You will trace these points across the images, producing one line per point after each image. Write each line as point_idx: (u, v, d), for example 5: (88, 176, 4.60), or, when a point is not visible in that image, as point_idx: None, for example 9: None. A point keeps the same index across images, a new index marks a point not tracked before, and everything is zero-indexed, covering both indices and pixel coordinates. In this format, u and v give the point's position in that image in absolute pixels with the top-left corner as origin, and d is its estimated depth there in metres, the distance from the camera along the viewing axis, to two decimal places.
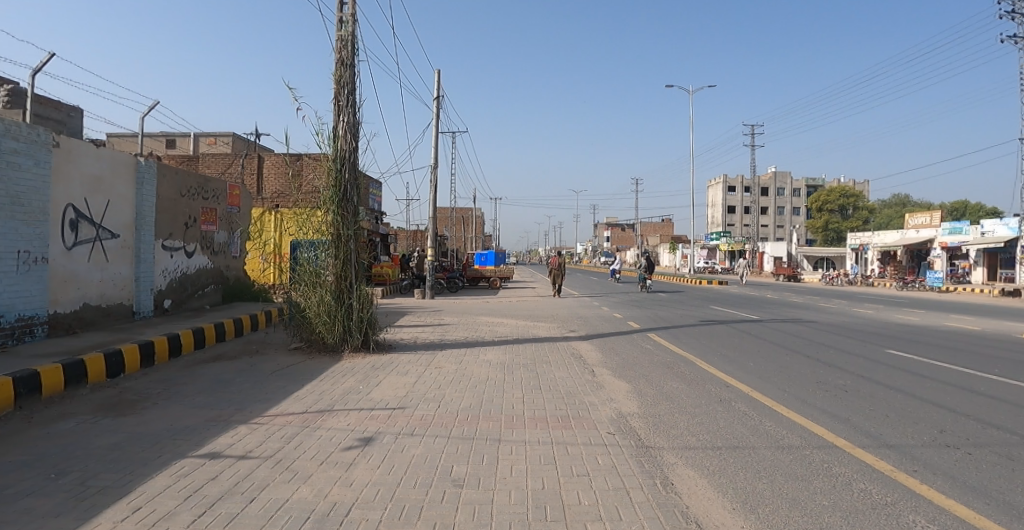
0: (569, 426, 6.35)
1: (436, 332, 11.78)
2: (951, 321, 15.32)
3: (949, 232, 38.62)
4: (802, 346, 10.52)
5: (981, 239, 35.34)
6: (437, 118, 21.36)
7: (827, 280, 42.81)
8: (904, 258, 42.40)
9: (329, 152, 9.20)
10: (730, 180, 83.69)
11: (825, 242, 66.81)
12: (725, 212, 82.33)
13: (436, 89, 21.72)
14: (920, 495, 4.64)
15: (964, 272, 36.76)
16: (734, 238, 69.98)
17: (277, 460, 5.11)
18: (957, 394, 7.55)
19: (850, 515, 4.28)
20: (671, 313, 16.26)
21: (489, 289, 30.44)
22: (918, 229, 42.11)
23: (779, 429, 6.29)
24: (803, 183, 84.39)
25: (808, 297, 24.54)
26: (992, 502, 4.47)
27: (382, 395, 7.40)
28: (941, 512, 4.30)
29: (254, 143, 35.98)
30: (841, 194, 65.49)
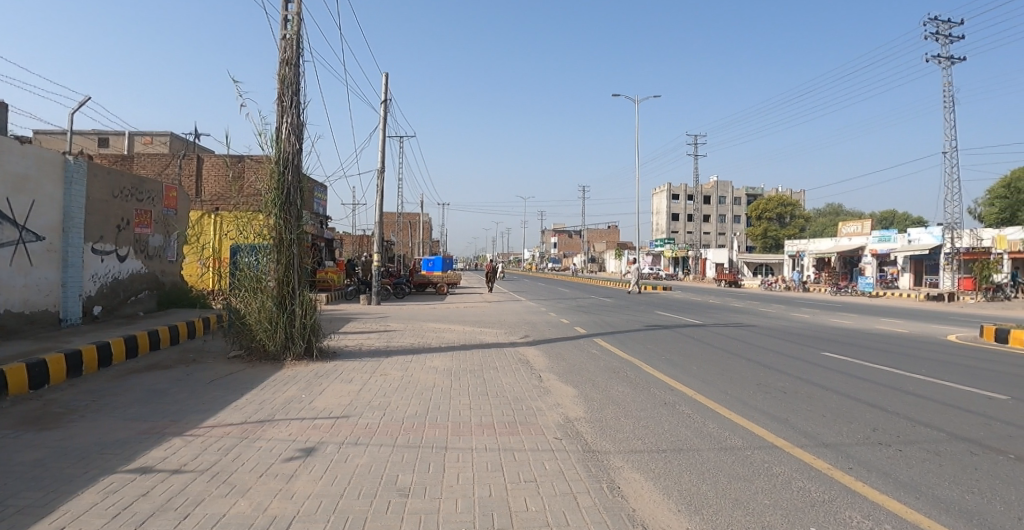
0: (516, 432, 6.33)
1: (381, 338, 11.59)
2: (880, 324, 16.08)
3: (879, 240, 40.61)
4: (742, 350, 10.81)
5: (909, 246, 37.42)
6: (385, 121, 21.05)
7: (766, 285, 44.38)
8: (837, 264, 44.28)
9: (270, 154, 8.91)
10: (673, 188, 85.95)
11: (764, 249, 69.31)
12: (669, 219, 84.32)
13: (384, 91, 21.38)
14: (855, 492, 4.83)
15: (892, 278, 38.74)
16: (677, 246, 71.75)
17: (214, 473, 4.89)
18: (888, 393, 7.92)
19: (790, 513, 4.41)
20: (616, 319, 16.51)
21: (435, 295, 30.05)
22: (850, 237, 43.98)
23: (721, 431, 6.44)
24: (741, 192, 87.62)
25: (747, 303, 25.28)
26: (922, 497, 4.71)
27: (326, 404, 7.21)
28: (874, 508, 4.50)
29: (191, 144, 34.76)
30: (779, 202, 67.78)
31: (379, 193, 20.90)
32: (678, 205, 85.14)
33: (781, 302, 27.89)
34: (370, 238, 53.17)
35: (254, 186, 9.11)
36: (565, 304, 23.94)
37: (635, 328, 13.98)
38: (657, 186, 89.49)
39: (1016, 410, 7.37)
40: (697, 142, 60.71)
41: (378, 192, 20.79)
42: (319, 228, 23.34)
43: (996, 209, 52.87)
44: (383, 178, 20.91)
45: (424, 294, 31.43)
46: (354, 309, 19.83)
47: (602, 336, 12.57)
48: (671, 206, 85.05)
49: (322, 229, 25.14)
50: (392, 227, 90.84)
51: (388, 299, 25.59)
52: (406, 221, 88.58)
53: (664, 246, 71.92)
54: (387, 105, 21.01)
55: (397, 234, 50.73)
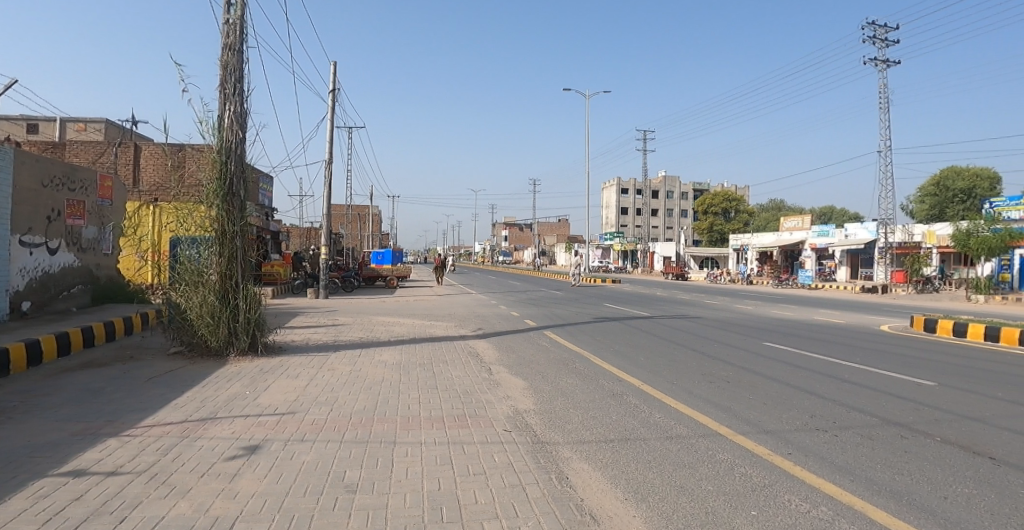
0: (465, 425, 6.32)
1: (329, 332, 11.38)
2: (817, 315, 16.78)
3: (819, 235, 42.42)
4: (689, 341, 11.07)
5: (846, 240, 39.22)
6: (333, 111, 20.62)
7: (712, 278, 45.61)
8: (779, 257, 45.90)
9: (212, 143, 8.61)
10: (623, 183, 87.33)
11: (710, 243, 71.28)
12: (620, 213, 85.70)
13: (332, 81, 20.94)
14: (794, 476, 5.01)
15: (830, 271, 40.49)
16: (626, 240, 73.03)
17: (153, 475, 4.70)
18: (825, 381, 8.26)
19: (733, 498, 4.54)
20: (566, 312, 16.69)
21: (385, 288, 29.70)
22: (791, 232, 45.72)
23: (667, 419, 6.59)
24: (689, 188, 89.82)
25: (693, 296, 25.96)
26: (855, 480, 4.92)
27: (271, 400, 7.02)
28: (812, 491, 4.69)
29: (127, 131, 33.27)
30: (725, 198, 69.72)
31: (327, 185, 20.48)
32: (627, 200, 86.61)
33: (724, 294, 28.69)
34: (318, 231, 52.10)
35: (196, 176, 8.79)
36: (516, 297, 24.02)
37: (584, 320, 14.16)
38: (608, 181, 90.71)
39: (942, 395, 7.79)
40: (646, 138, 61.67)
41: (326, 184, 20.37)
42: (264, 220, 22.72)
43: (925, 206, 55.80)
44: (331, 169, 20.50)
45: (374, 287, 31.01)
46: (301, 303, 19.41)
47: (552, 328, 12.66)
48: (621, 200, 86.47)
49: (268, 221, 24.48)
50: (342, 220, 89.21)
51: (336, 293, 25.13)
52: (357, 214, 87.16)
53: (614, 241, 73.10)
54: (336, 94, 20.57)
55: (347, 226, 49.81)
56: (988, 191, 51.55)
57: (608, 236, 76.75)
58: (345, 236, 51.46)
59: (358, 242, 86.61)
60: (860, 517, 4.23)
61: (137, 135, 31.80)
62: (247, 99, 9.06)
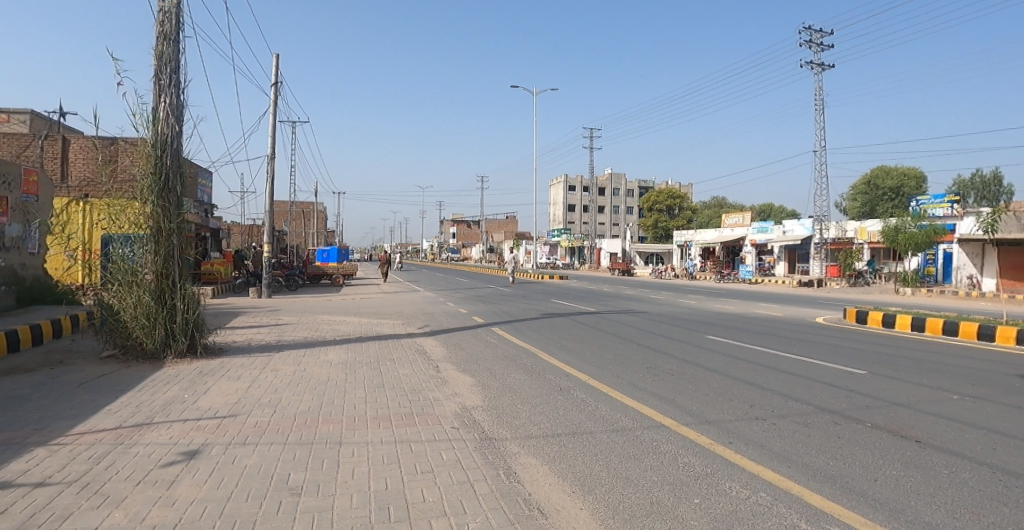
0: (412, 424, 6.27)
1: (272, 332, 11.10)
2: (755, 309, 17.40)
3: (758, 231, 43.85)
4: (635, 336, 11.29)
5: (783, 236, 40.62)
6: (276, 105, 20.08)
7: (657, 274, 46.62)
8: (721, 253, 47.28)
9: (146, 136, 8.26)
10: (571, 180, 88.32)
11: (655, 239, 72.95)
12: (568, 211, 86.69)
13: (275, 74, 20.39)
14: (734, 464, 5.17)
15: (769, 266, 41.99)
16: (573, 237, 73.94)
17: (84, 484, 4.49)
18: (764, 371, 8.56)
19: (676, 487, 4.66)
20: (514, 308, 16.77)
21: (330, 287, 29.18)
22: (733, 228, 47.22)
23: (613, 413, 6.71)
24: (635, 185, 91.68)
25: (637, 291, 26.52)
26: (792, 466, 5.12)
27: (211, 403, 6.80)
28: (752, 478, 4.85)
29: (52, 123, 31.52)
30: (669, 195, 71.44)
31: (270, 181, 19.96)
32: (575, 197, 87.68)
33: (668, 289, 29.36)
34: (260, 228, 50.68)
35: (129, 171, 8.41)
36: (462, 294, 24.00)
37: (532, 316, 14.26)
38: (555, 179, 91.53)
39: (872, 382, 8.20)
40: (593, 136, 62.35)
41: (268, 180, 19.85)
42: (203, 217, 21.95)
43: (857, 204, 58.64)
44: (273, 164, 19.98)
45: (319, 285, 30.39)
46: (242, 302, 18.86)
47: (499, 325, 12.72)
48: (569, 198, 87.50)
49: (208, 218, 23.68)
50: (286, 216, 87.11)
51: (279, 291, 24.52)
52: (301, 211, 85.24)
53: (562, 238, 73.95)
54: (278, 88, 20.05)
55: (290, 224, 48.62)
56: (913, 189, 54.66)
57: (556, 233, 77.49)
58: (289, 233, 50.23)
59: (305, 239, 84.66)
60: (798, 501, 4.41)
61: (64, 127, 30.18)
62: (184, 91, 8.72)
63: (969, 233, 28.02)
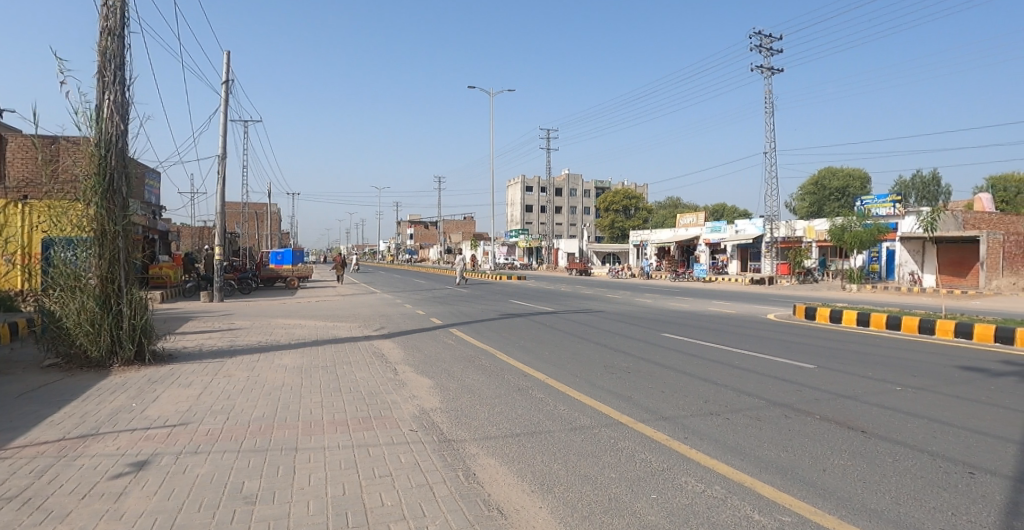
0: (370, 427, 6.21)
1: (225, 337, 10.82)
2: (708, 307, 17.85)
3: (711, 230, 44.89)
4: (592, 335, 11.43)
5: (736, 236, 41.65)
6: (227, 103, 19.58)
7: (613, 273, 47.26)
8: (676, 253, 48.27)
9: (89, 135, 7.96)
10: (528, 181, 88.82)
11: (612, 239, 74.03)
12: (525, 211, 87.21)
13: (226, 72, 19.88)
14: (689, 459, 5.30)
15: (723, 265, 43.09)
16: (530, 237, 74.45)
17: (25, 500, 4.30)
18: (718, 368, 8.77)
19: (634, 483, 4.75)
20: (472, 309, 16.79)
21: (285, 290, 28.57)
22: (687, 228, 48.26)
23: (571, 411, 6.78)
24: (592, 186, 92.86)
25: (595, 290, 26.85)
26: (745, 459, 5.28)
27: (161, 412, 6.60)
28: (706, 472, 4.98)
29: None
30: (625, 196, 72.58)
31: (221, 182, 19.46)
32: (533, 198, 88.20)
33: (625, 288, 29.83)
34: (209, 230, 49.30)
35: (71, 171, 8.09)
36: (420, 295, 23.85)
37: (490, 317, 14.29)
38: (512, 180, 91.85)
39: (820, 376, 8.50)
40: (550, 136, 60.50)
41: (220, 181, 19.35)
42: (151, 219, 21.26)
43: (806, 204, 60.63)
44: (224, 165, 19.48)
45: (273, 288, 29.72)
46: (192, 306, 18.34)
47: (458, 326, 12.70)
48: (526, 198, 87.98)
49: (156, 220, 22.93)
50: (238, 217, 85.11)
51: (231, 295, 23.93)
52: (254, 212, 83.39)
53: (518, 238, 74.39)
54: (229, 86, 19.55)
55: (242, 225, 47.37)
56: (858, 189, 56.86)
57: (514, 233, 77.85)
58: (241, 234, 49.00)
59: (259, 241, 82.61)
60: (752, 493, 4.54)
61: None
62: (130, 88, 8.44)
63: (910, 231, 29.35)
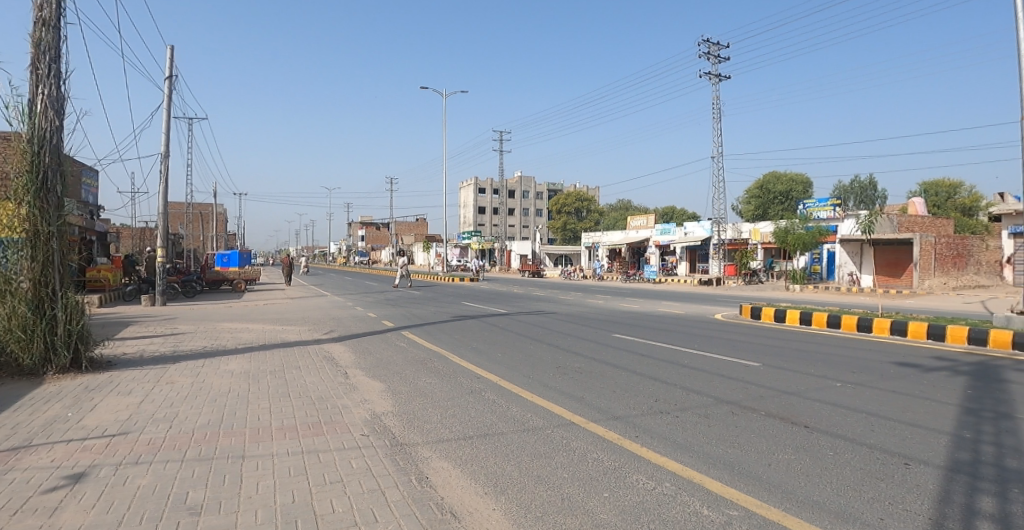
0: (320, 433, 6.12)
1: (167, 342, 10.45)
2: (656, 307, 18.25)
3: (661, 232, 45.89)
4: (545, 336, 11.53)
5: (685, 238, 42.71)
6: (170, 99, 18.91)
7: (566, 275, 47.74)
8: (627, 254, 49.15)
9: (21, 131, 7.58)
10: (482, 183, 88.87)
11: (564, 241, 74.82)
12: (478, 213, 87.25)
13: (169, 67, 19.20)
14: (640, 457, 5.41)
15: (672, 266, 44.11)
16: (483, 239, 74.49)
17: None
18: (668, 367, 8.98)
19: (586, 483, 4.82)
20: (424, 311, 16.71)
21: (231, 293, 27.76)
22: (638, 230, 49.20)
23: (524, 413, 6.83)
24: (545, 188, 93.67)
25: (547, 291, 27.08)
26: (694, 456, 5.43)
27: (99, 421, 6.33)
28: (656, 469, 5.10)
29: None
30: (576, 198, 73.45)
31: (163, 181, 18.78)
32: (486, 199, 88.32)
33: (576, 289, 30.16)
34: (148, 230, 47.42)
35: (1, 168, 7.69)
36: (372, 298, 23.53)
37: (443, 319, 14.24)
38: (466, 181, 91.75)
39: (764, 373, 8.80)
40: (504, 139, 59.58)
41: (162, 180, 18.68)
42: (88, 219, 20.34)
43: (752, 207, 62.51)
44: (167, 163, 18.81)
45: (219, 291, 28.83)
46: (131, 310, 17.63)
47: (411, 328, 12.60)
48: (480, 200, 88.02)
49: (93, 220, 21.95)
50: (181, 218, 82.24)
51: (173, 298, 23.13)
52: (197, 213, 80.70)
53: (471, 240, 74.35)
54: (173, 81, 18.90)
55: (186, 226, 45.74)
56: (801, 193, 59.00)
57: (467, 235, 77.74)
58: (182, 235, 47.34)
59: (204, 243, 79.92)
60: (700, 489, 4.67)
61: None
62: (66, 82, 8.07)
63: (849, 233, 30.71)
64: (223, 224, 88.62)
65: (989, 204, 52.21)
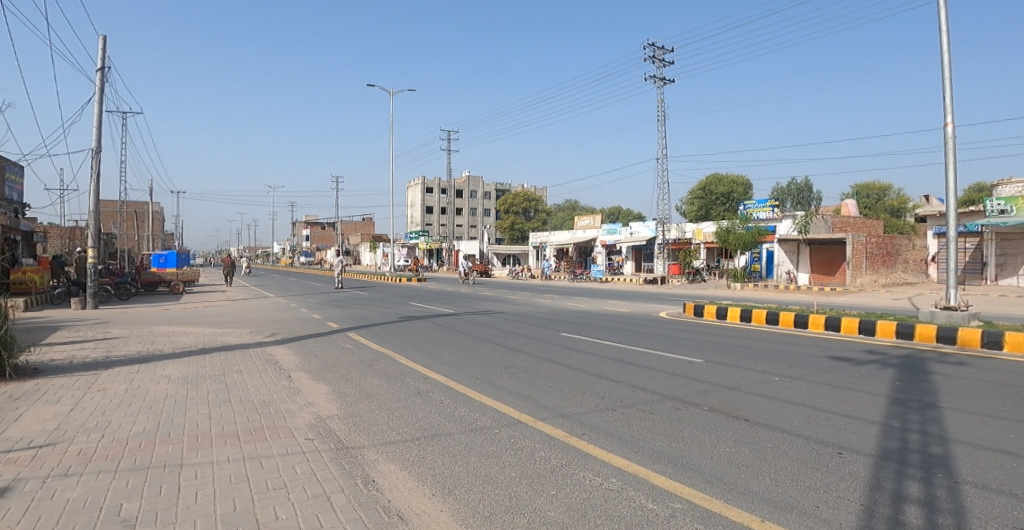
0: (262, 438, 5.98)
1: (99, 347, 9.98)
2: (602, 306, 18.59)
3: (608, 232, 46.72)
4: (493, 335, 11.57)
5: (631, 238, 43.61)
6: (103, 92, 18.05)
7: (515, 274, 47.98)
8: (574, 254, 49.81)
9: None
10: (429, 182, 88.32)
11: (512, 240, 75.19)
12: (426, 213, 86.70)
13: (102, 58, 18.33)
14: (587, 454, 5.52)
15: (618, 265, 44.97)
16: (430, 239, 74.02)
17: None
18: (614, 364, 9.17)
19: (534, 481, 4.89)
20: (371, 311, 16.51)
21: (168, 295, 26.73)
22: (585, 230, 49.93)
23: (472, 413, 6.86)
24: (493, 187, 93.86)
25: (495, 291, 27.16)
26: (639, 451, 5.57)
27: (24, 432, 6.00)
28: (602, 466, 5.22)
29: None
30: (524, 198, 73.88)
31: (95, 178, 17.91)
32: (434, 199, 87.82)
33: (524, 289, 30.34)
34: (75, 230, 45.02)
35: None
36: (317, 299, 23.06)
37: (391, 320, 14.11)
38: (414, 181, 90.99)
39: (705, 369, 9.10)
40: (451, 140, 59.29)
41: (93, 176, 17.81)
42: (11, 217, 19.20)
43: (695, 208, 64.35)
44: (98, 159, 17.95)
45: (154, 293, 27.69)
46: (58, 314, 16.72)
47: (358, 330, 12.43)
48: (427, 199, 87.43)
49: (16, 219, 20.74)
50: (113, 217, 78.41)
51: (103, 300, 22.10)
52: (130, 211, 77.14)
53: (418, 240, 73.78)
54: (105, 73, 18.04)
55: (119, 225, 43.68)
56: (742, 195, 61.08)
57: (414, 235, 77.09)
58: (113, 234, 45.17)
59: (138, 243, 76.48)
60: (645, 483, 4.81)
61: None
62: None
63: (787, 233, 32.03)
64: (159, 224, 85.03)
65: (911, 206, 55.38)
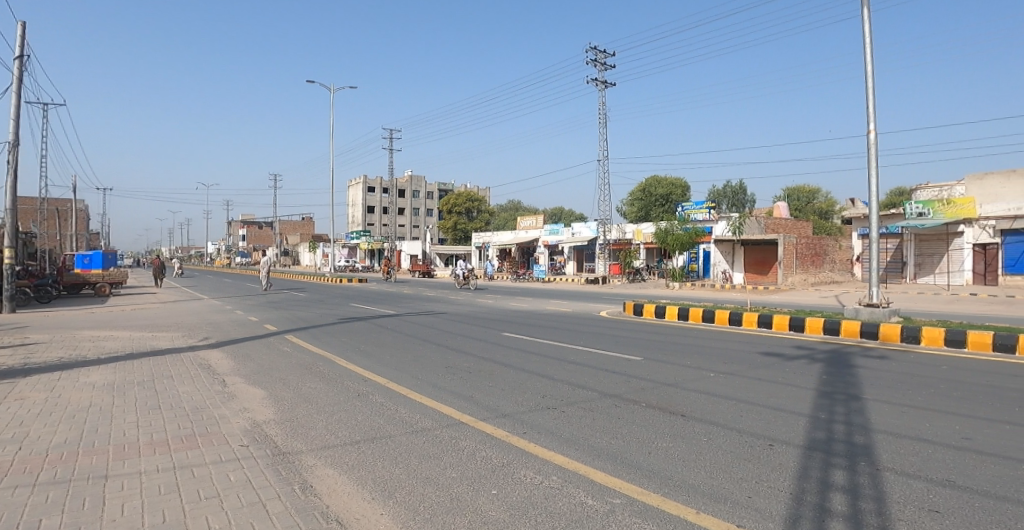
0: (194, 446, 5.80)
1: (14, 354, 9.40)
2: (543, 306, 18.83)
3: (551, 232, 47.28)
4: (435, 336, 11.55)
5: (573, 238, 44.29)
6: (20, 81, 16.98)
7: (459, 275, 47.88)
8: (517, 254, 50.16)
9: None
10: (371, 181, 86.98)
11: (455, 241, 74.97)
12: (367, 212, 85.35)
13: (20, 45, 17.24)
14: (528, 453, 5.62)
15: (561, 265, 45.57)
16: (372, 239, 72.89)
17: None
18: (555, 363, 9.33)
19: (475, 481, 4.95)
20: (310, 313, 16.17)
21: (91, 297, 25.36)
22: (528, 230, 50.37)
23: (413, 414, 6.85)
24: (436, 187, 93.29)
25: (438, 291, 27.05)
26: (578, 449, 5.71)
27: None
28: (543, 464, 5.33)
29: None
30: (467, 198, 73.73)
31: (10, 173, 16.82)
32: (376, 198, 86.54)
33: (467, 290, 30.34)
34: None
35: None
36: (253, 300, 22.39)
37: (331, 321, 13.87)
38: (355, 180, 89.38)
39: (642, 367, 9.38)
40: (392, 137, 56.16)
41: (9, 171, 16.73)
42: None
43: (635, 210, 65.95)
44: (14, 153, 16.86)
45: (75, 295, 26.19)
46: None
47: (297, 332, 12.17)
48: (370, 198, 86.08)
49: None
50: (29, 214, 73.46)
51: (18, 304, 20.78)
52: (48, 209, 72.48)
53: (360, 241, 72.49)
54: (23, 61, 16.97)
55: (36, 223, 41.07)
56: (679, 197, 63.06)
57: (356, 235, 75.73)
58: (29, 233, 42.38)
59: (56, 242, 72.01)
60: (585, 480, 4.94)
61: None
62: None
63: (722, 234, 33.28)
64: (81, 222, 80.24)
65: (835, 209, 58.62)
